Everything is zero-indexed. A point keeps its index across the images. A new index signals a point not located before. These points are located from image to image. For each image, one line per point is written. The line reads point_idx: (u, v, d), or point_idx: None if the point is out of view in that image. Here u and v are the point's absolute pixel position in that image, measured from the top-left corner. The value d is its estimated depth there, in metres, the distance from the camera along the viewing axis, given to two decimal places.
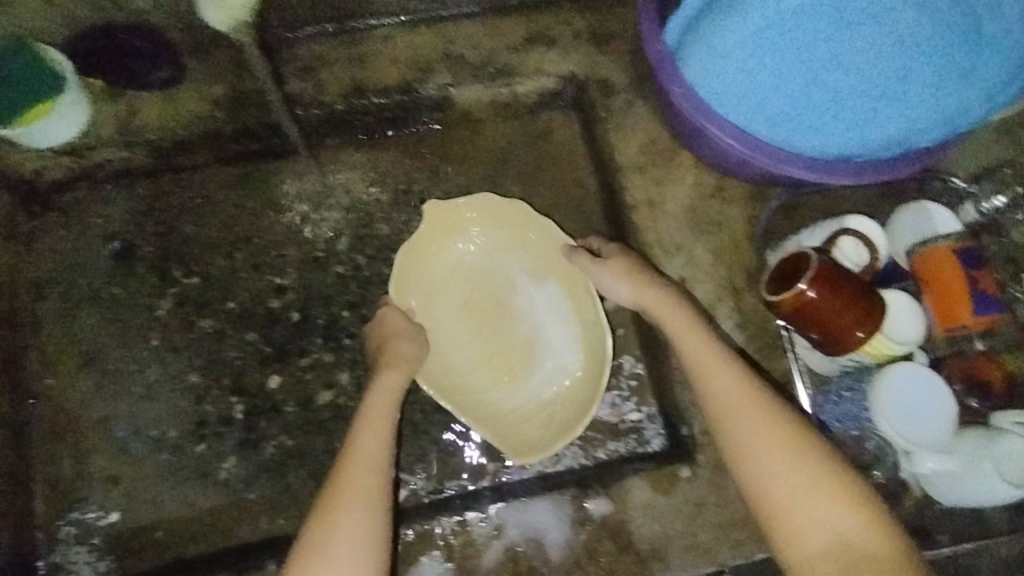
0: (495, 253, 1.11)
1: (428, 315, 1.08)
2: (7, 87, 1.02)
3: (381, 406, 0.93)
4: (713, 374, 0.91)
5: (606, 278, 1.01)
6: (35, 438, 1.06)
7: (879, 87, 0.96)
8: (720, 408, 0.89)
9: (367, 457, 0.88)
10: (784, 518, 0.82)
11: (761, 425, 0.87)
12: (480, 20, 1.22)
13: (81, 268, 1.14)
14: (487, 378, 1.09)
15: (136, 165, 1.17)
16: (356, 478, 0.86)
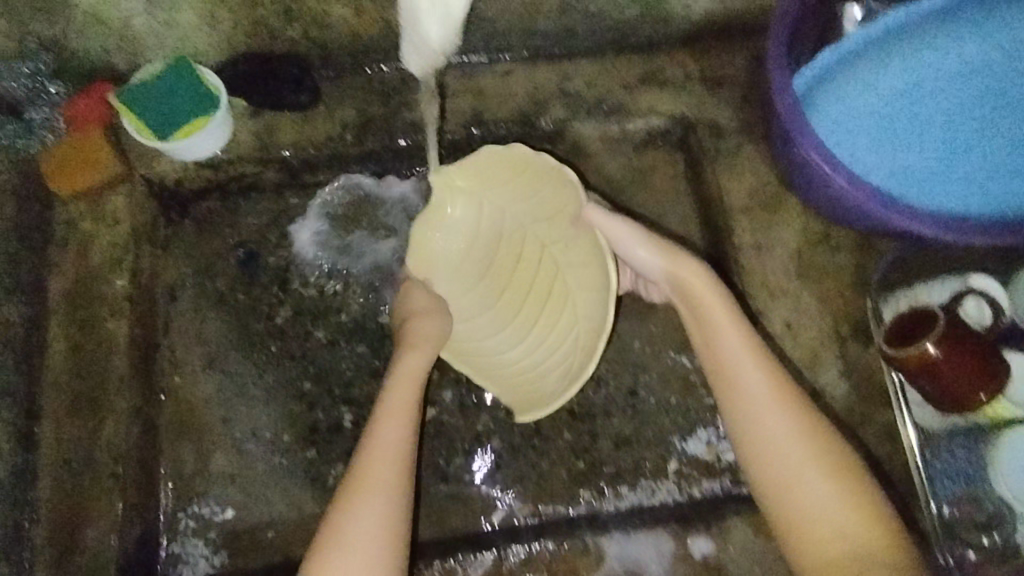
0: (506, 210, 1.02)
1: (447, 280, 1.05)
2: (168, 106, 1.10)
3: (404, 388, 0.92)
4: (742, 363, 0.89)
5: (632, 251, 1.00)
6: (161, 432, 1.12)
7: (998, 142, 1.01)
8: (745, 397, 0.88)
9: (390, 442, 0.87)
10: (802, 527, 0.81)
11: (785, 431, 0.85)
12: (596, 60, 1.27)
13: (210, 274, 1.20)
14: (506, 332, 1.07)
15: (266, 180, 1.23)
16: (378, 458, 0.85)
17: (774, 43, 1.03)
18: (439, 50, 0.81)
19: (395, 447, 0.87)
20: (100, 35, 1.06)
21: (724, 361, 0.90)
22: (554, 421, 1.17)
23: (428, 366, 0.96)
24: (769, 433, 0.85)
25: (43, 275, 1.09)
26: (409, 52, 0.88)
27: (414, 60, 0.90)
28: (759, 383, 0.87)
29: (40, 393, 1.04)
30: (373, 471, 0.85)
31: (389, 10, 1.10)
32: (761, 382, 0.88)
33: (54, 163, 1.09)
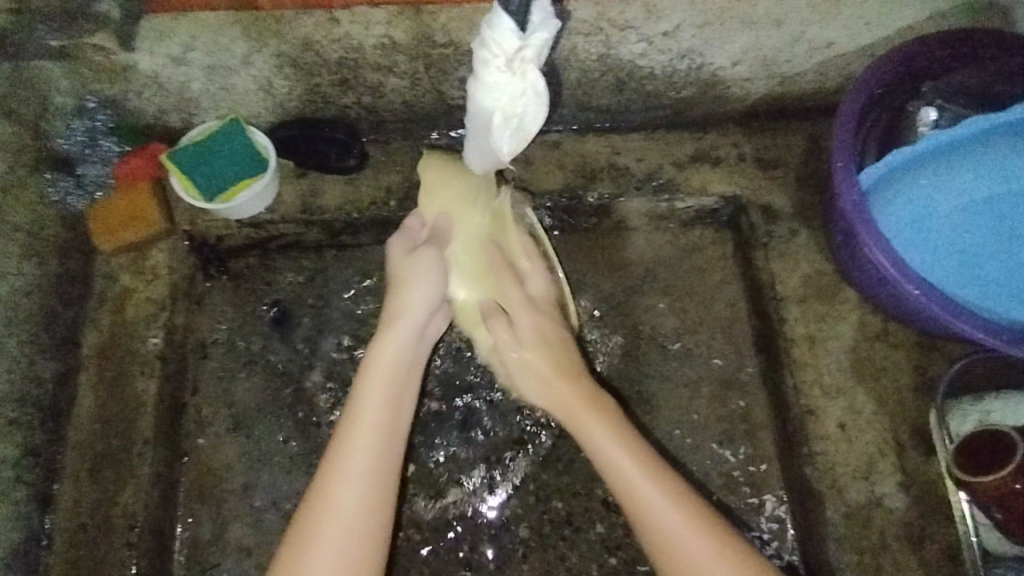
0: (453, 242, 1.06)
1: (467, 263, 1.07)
2: (217, 164, 1.10)
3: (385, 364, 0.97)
4: (613, 457, 0.94)
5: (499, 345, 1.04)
6: (181, 496, 1.09)
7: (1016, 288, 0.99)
8: (625, 489, 0.92)
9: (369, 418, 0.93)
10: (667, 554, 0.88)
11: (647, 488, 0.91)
12: (648, 136, 1.24)
13: (243, 332, 1.18)
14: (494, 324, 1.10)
15: (307, 240, 1.21)
16: (359, 451, 0.91)
17: (840, 138, 1.01)
18: (504, 159, 0.79)
19: (377, 438, 0.93)
20: (157, 96, 1.08)
21: (606, 459, 0.94)
22: (584, 511, 1.10)
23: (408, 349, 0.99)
24: (647, 518, 0.89)
25: (79, 328, 1.08)
26: (473, 158, 0.87)
27: (477, 164, 0.88)
28: (637, 473, 0.92)
29: (64, 451, 1.03)
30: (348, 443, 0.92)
31: (442, 82, 1.09)
32: (640, 472, 0.92)
33: (100, 219, 1.09)
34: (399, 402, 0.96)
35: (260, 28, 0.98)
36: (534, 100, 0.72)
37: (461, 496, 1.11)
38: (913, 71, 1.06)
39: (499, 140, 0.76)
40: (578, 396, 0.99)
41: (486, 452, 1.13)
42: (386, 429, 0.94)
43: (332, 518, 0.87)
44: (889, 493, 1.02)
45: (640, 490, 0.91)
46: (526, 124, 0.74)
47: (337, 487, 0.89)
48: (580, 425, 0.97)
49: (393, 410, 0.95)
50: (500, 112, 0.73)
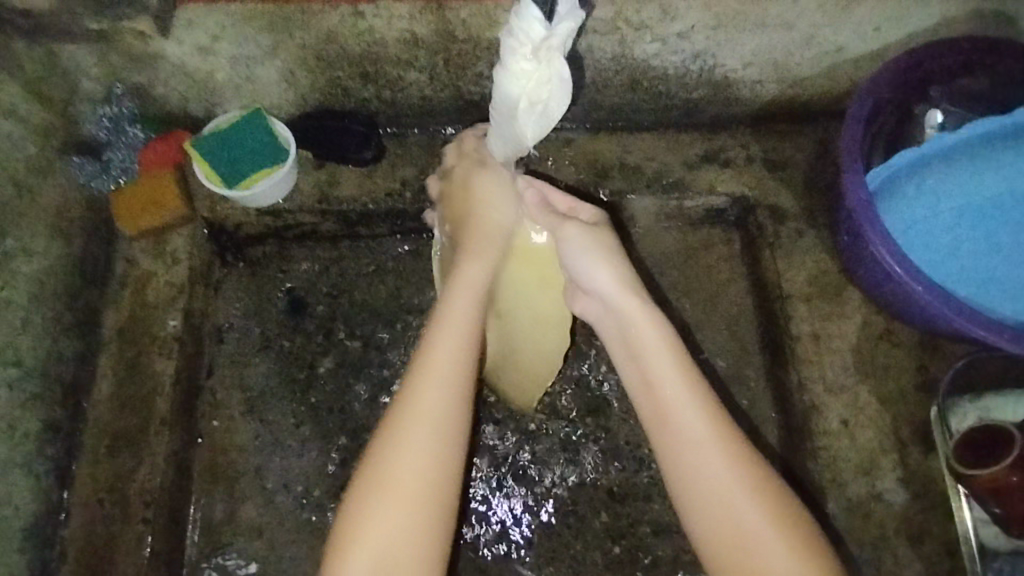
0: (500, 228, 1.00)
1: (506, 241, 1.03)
2: (239, 153, 1.13)
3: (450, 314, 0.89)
4: (720, 487, 0.80)
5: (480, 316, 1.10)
6: (195, 475, 1.11)
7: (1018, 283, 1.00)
8: (728, 529, 0.79)
9: (435, 381, 0.84)
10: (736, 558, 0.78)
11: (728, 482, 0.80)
12: (658, 136, 1.27)
13: (258, 318, 1.20)
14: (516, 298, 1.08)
15: (323, 229, 1.23)
16: (432, 389, 0.83)
17: (847, 141, 1.03)
18: (528, 145, 0.82)
19: (450, 384, 0.84)
20: (183, 85, 1.11)
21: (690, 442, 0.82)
22: (588, 501, 1.12)
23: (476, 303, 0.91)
24: (753, 562, 0.77)
25: (100, 308, 1.10)
26: (496, 145, 0.90)
27: (500, 152, 0.91)
28: (750, 507, 0.78)
29: (83, 428, 1.05)
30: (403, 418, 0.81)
31: (459, 78, 1.12)
32: (753, 505, 0.79)
33: (124, 203, 1.12)
34: (473, 346, 0.88)
35: (285, 20, 1.01)
36: (559, 88, 0.74)
37: (468, 483, 1.13)
38: (919, 76, 1.08)
39: (524, 125, 0.78)
40: (685, 415, 0.84)
41: (494, 441, 1.15)
42: (463, 377, 0.85)
43: (397, 472, 0.79)
44: (890, 488, 1.04)
45: (745, 526, 0.78)
46: (550, 111, 0.76)
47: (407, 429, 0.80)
48: (686, 463, 0.82)
49: (465, 353, 0.87)
50: (525, 99, 0.76)
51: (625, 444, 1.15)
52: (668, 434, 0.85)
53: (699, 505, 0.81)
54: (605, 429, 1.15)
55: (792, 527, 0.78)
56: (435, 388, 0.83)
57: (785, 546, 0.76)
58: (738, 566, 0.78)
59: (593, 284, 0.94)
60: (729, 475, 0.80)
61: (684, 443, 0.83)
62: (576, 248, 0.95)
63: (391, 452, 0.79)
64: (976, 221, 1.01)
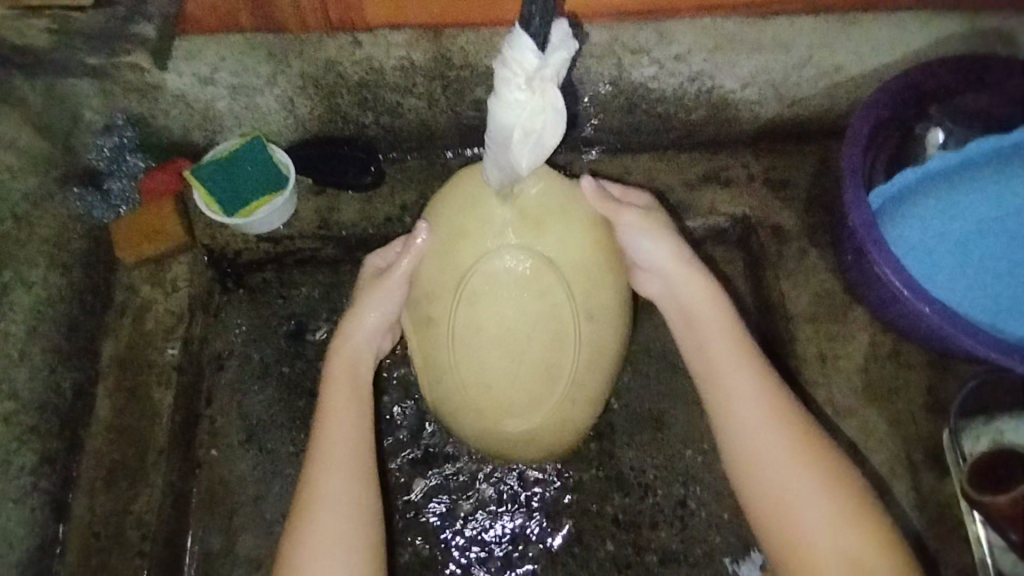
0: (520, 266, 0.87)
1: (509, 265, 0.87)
2: (237, 180, 1.13)
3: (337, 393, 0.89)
4: (778, 466, 0.80)
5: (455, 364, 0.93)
6: (193, 506, 1.10)
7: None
8: (779, 494, 0.79)
9: (336, 448, 0.84)
10: (787, 529, 0.77)
11: (783, 455, 0.80)
12: (658, 156, 1.27)
13: (258, 345, 1.20)
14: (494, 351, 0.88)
15: (323, 255, 1.23)
16: (337, 401, 0.88)
17: (849, 162, 1.03)
18: (522, 175, 0.80)
19: (350, 397, 0.89)
20: (183, 115, 1.12)
21: (754, 410, 0.83)
22: (594, 530, 1.10)
23: (357, 368, 0.92)
24: (800, 534, 0.76)
25: (99, 338, 1.10)
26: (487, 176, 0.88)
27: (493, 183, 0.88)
28: (791, 464, 0.79)
29: (80, 460, 1.04)
30: (314, 495, 0.81)
31: (458, 103, 1.12)
32: (797, 476, 0.79)
33: (124, 232, 1.13)
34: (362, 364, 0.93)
35: (284, 51, 1.01)
36: (552, 117, 0.75)
37: (469, 511, 1.11)
38: (919, 94, 1.08)
39: (519, 155, 0.76)
40: (753, 391, 0.84)
41: (497, 468, 1.13)
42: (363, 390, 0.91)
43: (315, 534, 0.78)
44: (902, 514, 1.01)
45: (782, 486, 0.79)
46: (545, 140, 0.76)
47: (329, 437, 0.85)
48: (749, 432, 0.82)
49: (359, 366, 0.92)
50: (520, 129, 0.74)
51: (630, 470, 1.13)
52: (723, 403, 0.86)
53: (751, 459, 0.81)
54: (609, 455, 1.13)
55: (814, 475, 0.79)
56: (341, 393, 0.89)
57: (823, 505, 0.77)
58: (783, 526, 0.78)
59: (652, 261, 0.92)
60: (775, 436, 0.81)
61: (744, 406, 0.84)
62: (641, 239, 0.92)
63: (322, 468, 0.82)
64: (988, 237, 0.98)
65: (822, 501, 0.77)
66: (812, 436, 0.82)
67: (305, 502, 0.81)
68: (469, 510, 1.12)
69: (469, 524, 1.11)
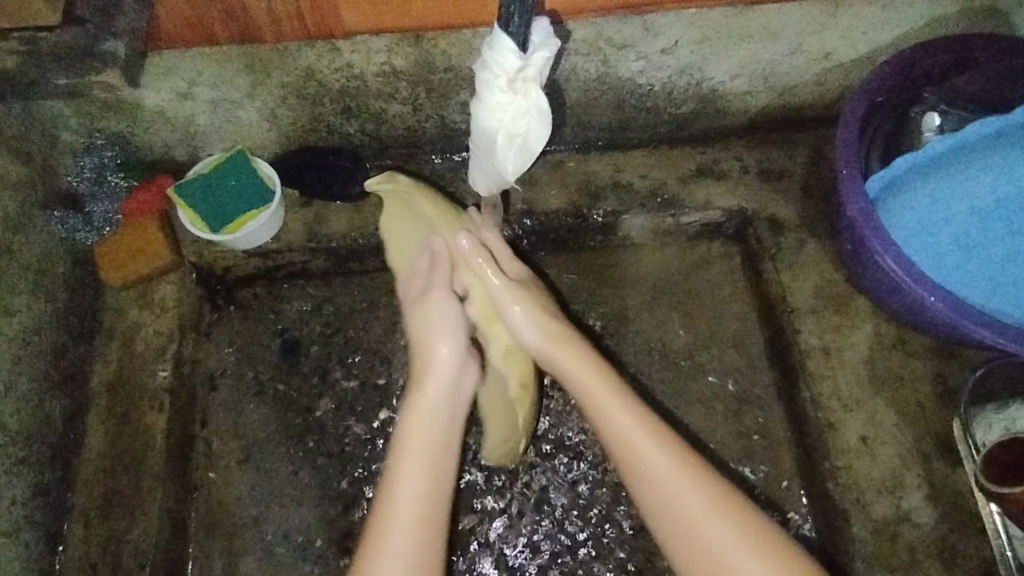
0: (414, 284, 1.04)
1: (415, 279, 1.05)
2: (222, 196, 1.11)
3: (426, 409, 0.91)
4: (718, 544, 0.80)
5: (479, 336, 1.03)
6: (192, 530, 1.07)
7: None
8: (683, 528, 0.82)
9: (422, 463, 0.88)
10: None
11: (726, 533, 0.81)
12: (650, 152, 1.25)
13: (251, 362, 1.17)
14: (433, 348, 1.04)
15: (314, 267, 1.21)
16: (415, 454, 0.88)
17: (844, 148, 1.00)
18: (508, 178, 0.79)
19: (427, 447, 0.89)
20: (164, 131, 1.09)
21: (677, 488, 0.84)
22: (601, 537, 1.08)
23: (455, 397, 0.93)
24: None
25: (88, 363, 1.07)
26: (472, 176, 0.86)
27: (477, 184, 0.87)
28: (687, 498, 0.83)
29: (74, 489, 1.01)
30: (392, 504, 0.85)
31: (444, 107, 1.10)
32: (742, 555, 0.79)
33: (108, 254, 1.10)
34: (445, 415, 0.92)
35: (263, 62, 0.99)
36: (537, 119, 0.72)
37: (474, 524, 1.08)
38: (912, 78, 1.06)
39: (504, 159, 0.75)
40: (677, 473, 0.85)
41: (501, 477, 1.11)
42: (440, 444, 0.89)
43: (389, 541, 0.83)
44: (915, 507, 0.99)
45: (690, 518, 0.82)
46: (530, 143, 0.74)
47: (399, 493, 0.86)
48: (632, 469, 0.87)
49: (451, 413, 0.92)
50: (504, 133, 0.73)
51: None
52: (648, 479, 0.86)
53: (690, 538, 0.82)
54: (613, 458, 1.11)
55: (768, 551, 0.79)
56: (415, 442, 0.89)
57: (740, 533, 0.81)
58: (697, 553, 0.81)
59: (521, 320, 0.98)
60: (679, 484, 0.84)
61: (671, 488, 0.84)
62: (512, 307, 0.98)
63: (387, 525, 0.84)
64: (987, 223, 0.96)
65: (732, 529, 0.81)
66: (697, 466, 0.86)
67: (385, 503, 0.86)
68: (473, 521, 1.09)
69: (474, 535, 1.08)
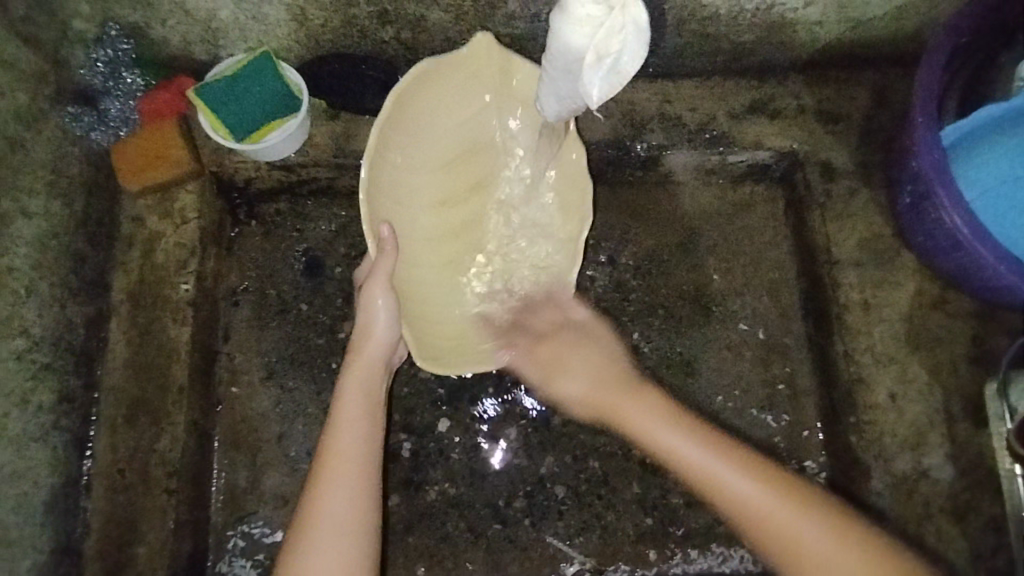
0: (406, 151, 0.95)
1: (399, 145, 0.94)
2: (246, 101, 1.03)
3: (351, 408, 0.87)
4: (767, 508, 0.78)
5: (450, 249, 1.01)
6: (217, 443, 1.08)
7: None
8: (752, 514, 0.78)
9: (343, 467, 0.82)
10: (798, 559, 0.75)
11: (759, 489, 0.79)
12: (703, 82, 1.16)
13: (273, 280, 1.14)
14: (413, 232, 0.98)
15: (339, 185, 1.15)
16: (350, 452, 0.83)
17: (921, 93, 0.93)
18: (592, 108, 0.71)
19: (362, 446, 0.84)
20: (183, 25, 1.01)
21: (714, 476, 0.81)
22: (621, 473, 1.09)
23: (371, 387, 0.90)
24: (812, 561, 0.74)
25: (106, 271, 1.04)
26: (549, 106, 0.79)
27: (552, 114, 0.80)
28: (748, 478, 0.80)
29: (100, 396, 1.01)
30: (317, 512, 0.79)
31: (488, 17, 1.01)
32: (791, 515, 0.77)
33: (126, 158, 1.04)
34: (378, 393, 0.90)
35: None
36: (634, 38, 0.65)
37: (497, 452, 1.10)
38: (1001, 16, 0.97)
39: (589, 85, 0.67)
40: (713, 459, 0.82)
41: (524, 410, 1.11)
42: (371, 416, 0.88)
43: (321, 549, 0.77)
44: (935, 465, 1.00)
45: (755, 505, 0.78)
46: (621, 66, 0.66)
47: (335, 463, 0.82)
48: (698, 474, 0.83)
49: (373, 404, 0.89)
50: (593, 52, 0.66)
51: None
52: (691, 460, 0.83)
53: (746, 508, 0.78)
54: None
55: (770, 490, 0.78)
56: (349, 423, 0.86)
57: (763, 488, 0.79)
58: (780, 550, 0.76)
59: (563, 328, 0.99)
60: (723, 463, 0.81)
61: (721, 472, 0.81)
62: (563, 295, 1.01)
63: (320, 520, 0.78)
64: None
65: (792, 511, 0.77)
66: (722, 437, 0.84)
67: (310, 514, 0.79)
68: (495, 453, 1.10)
69: (494, 466, 1.09)
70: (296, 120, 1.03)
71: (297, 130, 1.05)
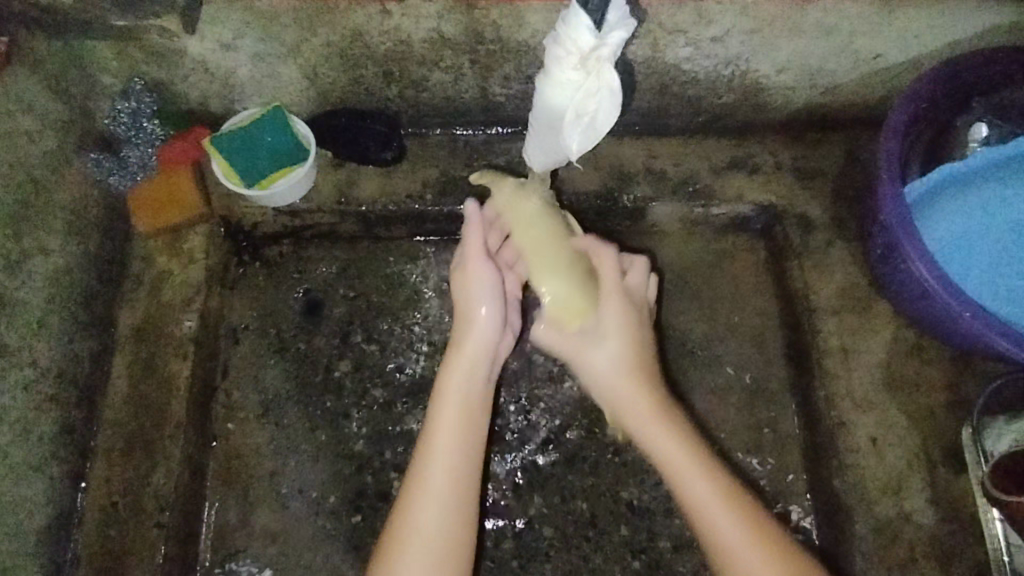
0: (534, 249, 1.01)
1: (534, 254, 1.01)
2: (257, 148, 1.10)
3: (452, 413, 0.91)
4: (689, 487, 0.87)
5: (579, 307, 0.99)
6: (209, 479, 1.10)
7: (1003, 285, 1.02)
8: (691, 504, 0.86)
9: (443, 474, 0.86)
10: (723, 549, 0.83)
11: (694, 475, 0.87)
12: (686, 140, 1.24)
13: (274, 319, 1.18)
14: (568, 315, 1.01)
15: (341, 230, 1.21)
16: (452, 464, 0.87)
17: (886, 152, 1.00)
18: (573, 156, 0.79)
19: (464, 408, 0.91)
20: (202, 81, 1.09)
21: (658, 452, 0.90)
22: (610, 514, 1.10)
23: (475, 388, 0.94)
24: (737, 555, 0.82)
25: (114, 309, 1.08)
26: (533, 156, 0.86)
27: (537, 163, 0.87)
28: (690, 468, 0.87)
29: (98, 429, 1.03)
30: (411, 527, 0.83)
31: (486, 79, 1.09)
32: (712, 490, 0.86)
33: (142, 202, 1.11)
34: (478, 397, 0.93)
35: (311, 19, 0.98)
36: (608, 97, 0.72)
37: (487, 491, 1.11)
38: (957, 86, 1.06)
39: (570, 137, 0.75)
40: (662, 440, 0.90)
41: (514, 451, 1.13)
42: (471, 422, 0.90)
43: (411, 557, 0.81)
44: (918, 509, 1.02)
45: (698, 499, 0.85)
46: (597, 122, 0.74)
47: (432, 472, 0.86)
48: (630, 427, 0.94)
49: (473, 410, 0.91)
50: (572, 110, 0.73)
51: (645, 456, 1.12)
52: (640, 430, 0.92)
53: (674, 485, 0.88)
54: (625, 440, 1.13)
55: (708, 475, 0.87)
56: (449, 439, 0.88)
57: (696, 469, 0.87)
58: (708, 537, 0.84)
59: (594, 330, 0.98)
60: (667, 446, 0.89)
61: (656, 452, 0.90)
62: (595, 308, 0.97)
63: (431, 477, 0.86)
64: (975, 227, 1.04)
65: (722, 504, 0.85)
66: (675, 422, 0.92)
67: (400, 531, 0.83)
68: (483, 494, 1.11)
69: (482, 506, 1.10)
70: (304, 169, 1.10)
71: (302, 179, 1.11)
